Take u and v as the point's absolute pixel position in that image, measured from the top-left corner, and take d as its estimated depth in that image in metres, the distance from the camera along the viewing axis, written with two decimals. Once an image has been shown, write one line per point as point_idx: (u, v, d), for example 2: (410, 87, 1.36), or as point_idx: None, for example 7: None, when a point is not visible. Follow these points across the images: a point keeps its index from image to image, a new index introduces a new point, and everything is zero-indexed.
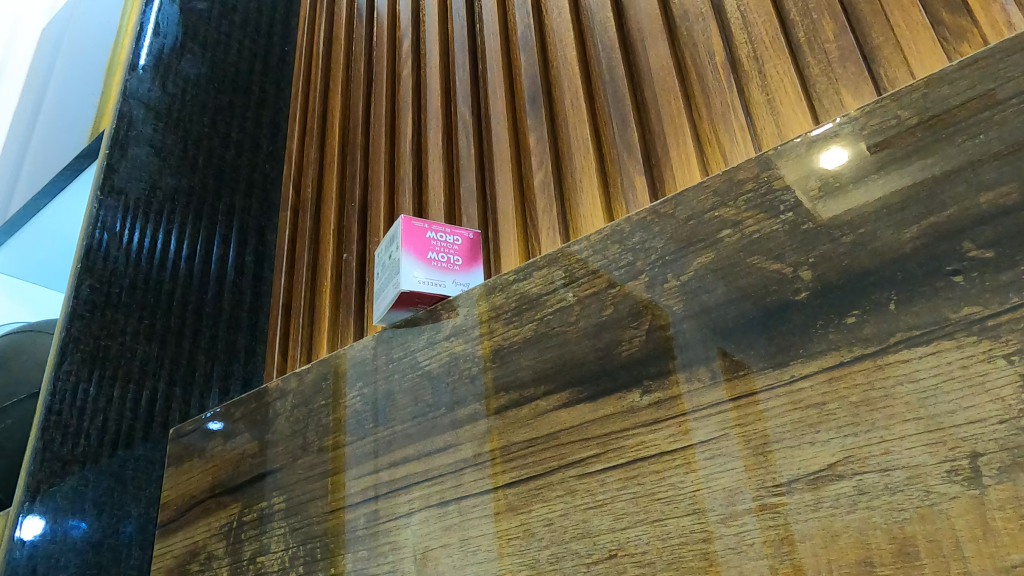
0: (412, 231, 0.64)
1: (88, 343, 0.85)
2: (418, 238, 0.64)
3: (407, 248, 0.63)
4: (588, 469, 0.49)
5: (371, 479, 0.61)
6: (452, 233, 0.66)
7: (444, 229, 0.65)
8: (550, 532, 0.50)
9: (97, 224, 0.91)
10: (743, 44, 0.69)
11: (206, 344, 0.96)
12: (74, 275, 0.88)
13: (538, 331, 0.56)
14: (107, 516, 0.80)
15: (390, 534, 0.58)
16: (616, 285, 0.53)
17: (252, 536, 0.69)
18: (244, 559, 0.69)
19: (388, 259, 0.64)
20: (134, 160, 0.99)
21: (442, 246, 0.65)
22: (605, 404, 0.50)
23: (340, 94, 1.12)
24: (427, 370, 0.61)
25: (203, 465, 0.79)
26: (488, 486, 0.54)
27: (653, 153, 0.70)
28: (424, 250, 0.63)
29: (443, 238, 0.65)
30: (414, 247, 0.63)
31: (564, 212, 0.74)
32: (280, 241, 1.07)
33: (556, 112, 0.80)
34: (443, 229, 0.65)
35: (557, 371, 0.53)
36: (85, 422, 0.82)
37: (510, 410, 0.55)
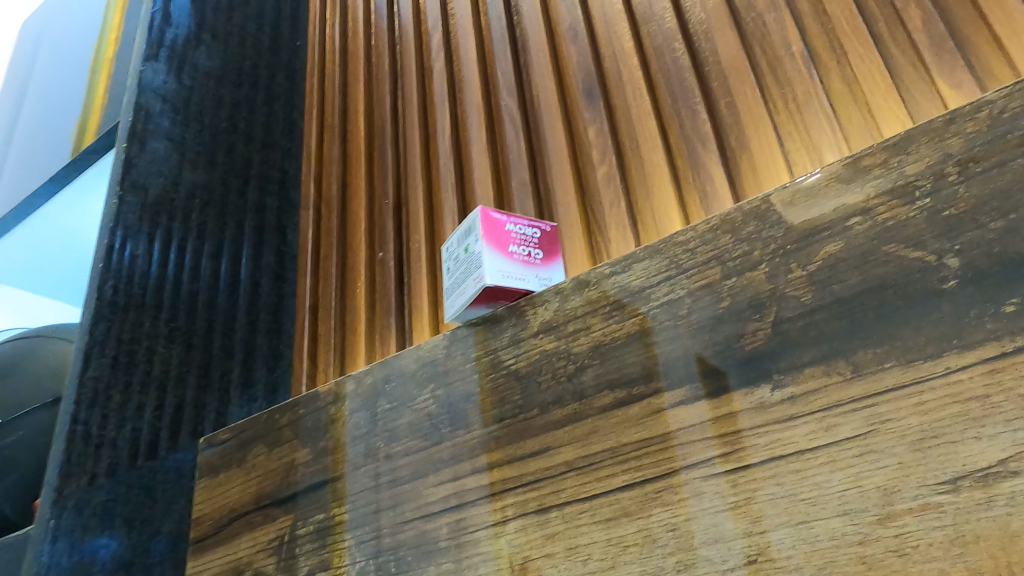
0: (492, 223, 0.60)
1: (112, 347, 0.79)
2: (498, 229, 0.60)
3: (489, 239, 0.59)
4: (716, 469, 0.47)
5: (451, 486, 0.57)
6: (530, 225, 0.62)
7: (523, 222, 0.62)
8: (676, 538, 0.47)
9: (118, 222, 0.86)
10: (821, 34, 0.68)
11: (234, 348, 0.90)
12: (96, 275, 0.82)
13: (642, 327, 0.53)
14: (138, 532, 0.75)
15: (480, 545, 0.54)
16: (733, 276, 0.51)
17: (310, 550, 0.64)
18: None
19: (467, 252, 0.61)
20: (153, 155, 0.93)
21: (522, 239, 0.61)
22: (731, 400, 0.48)
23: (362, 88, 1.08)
24: (513, 369, 0.57)
25: (243, 476, 0.73)
26: (596, 491, 0.50)
27: (728, 143, 0.68)
28: (506, 242, 0.60)
29: (522, 230, 0.62)
30: (495, 240, 0.59)
31: (632, 206, 0.71)
32: (303, 241, 1.02)
33: (613, 106, 0.78)
34: (522, 222, 0.62)
35: (671, 367, 0.51)
36: (112, 431, 0.77)
37: (616, 410, 0.51)
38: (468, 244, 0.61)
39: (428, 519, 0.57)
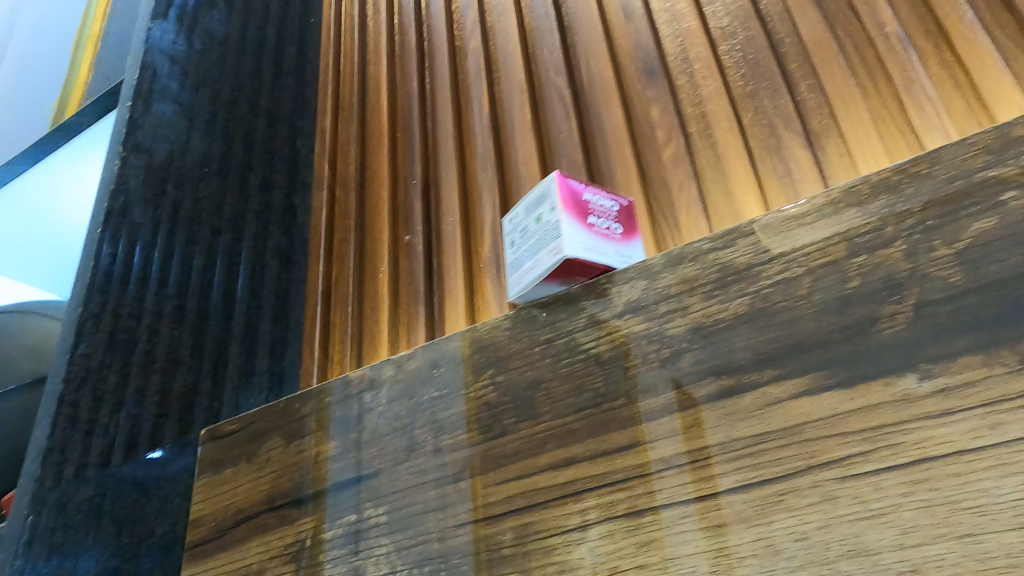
0: (570, 192, 0.54)
1: (108, 321, 0.71)
2: (576, 197, 0.54)
3: (567, 206, 0.53)
4: (852, 470, 0.40)
5: (478, 482, 0.51)
6: (608, 197, 0.56)
7: (601, 192, 0.55)
8: (805, 550, 0.40)
9: (120, 186, 0.77)
10: (918, 19, 0.64)
11: (239, 332, 0.80)
12: (93, 240, 0.75)
13: (753, 308, 0.47)
14: (127, 534, 0.64)
15: (557, 553, 0.47)
16: (860, 255, 0.45)
17: (336, 556, 0.55)
18: None
19: (538, 221, 0.54)
20: (160, 118, 0.85)
21: (602, 210, 0.55)
22: (867, 390, 0.42)
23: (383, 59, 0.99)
24: (593, 353, 0.51)
25: (254, 472, 0.63)
26: (702, 494, 0.44)
27: (811, 127, 0.64)
28: (584, 211, 0.53)
29: (601, 201, 0.55)
30: (575, 209, 0.53)
31: (704, 190, 0.66)
32: (313, 225, 0.91)
33: (677, 87, 0.73)
34: (600, 192, 0.55)
35: (791, 352, 0.45)
36: (104, 416, 0.67)
37: (724, 400, 0.45)
38: (541, 212, 0.54)
39: (489, 523, 0.50)
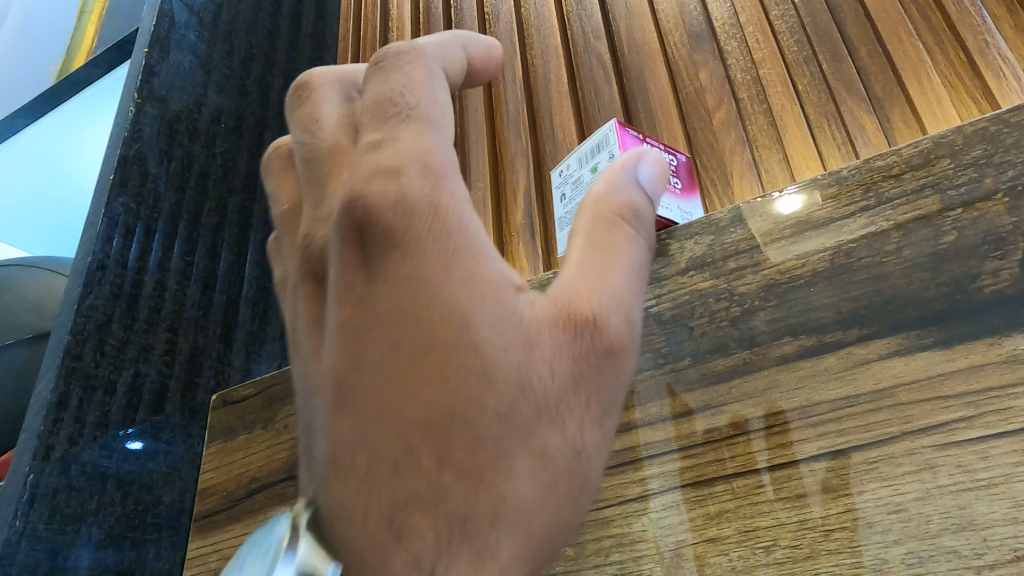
0: (628, 141, 0.50)
1: (118, 274, 0.65)
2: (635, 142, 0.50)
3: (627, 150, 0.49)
4: (953, 437, 0.36)
5: None
6: (666, 151, 0.53)
7: (657, 143, 0.53)
8: (900, 524, 0.36)
9: (134, 133, 0.71)
10: None
11: (251, 298, 0.76)
12: (106, 190, 0.68)
13: (836, 263, 0.43)
14: (132, 502, 0.61)
15: (613, 526, 0.43)
16: (956, 208, 0.41)
17: None
18: None
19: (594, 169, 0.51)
20: (177, 68, 0.79)
21: None
22: (968, 350, 0.38)
23: (406, 24, 0.94)
24: (655, 313, 0.47)
25: (270, 440, 0.58)
26: (781, 462, 0.40)
27: (874, 92, 0.60)
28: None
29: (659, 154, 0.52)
30: None
31: (757, 156, 0.62)
32: None
33: (725, 52, 0.69)
34: (657, 145, 0.53)
35: (879, 311, 0.41)
36: (112, 375, 0.62)
37: (806, 360, 0.41)
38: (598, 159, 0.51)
39: None
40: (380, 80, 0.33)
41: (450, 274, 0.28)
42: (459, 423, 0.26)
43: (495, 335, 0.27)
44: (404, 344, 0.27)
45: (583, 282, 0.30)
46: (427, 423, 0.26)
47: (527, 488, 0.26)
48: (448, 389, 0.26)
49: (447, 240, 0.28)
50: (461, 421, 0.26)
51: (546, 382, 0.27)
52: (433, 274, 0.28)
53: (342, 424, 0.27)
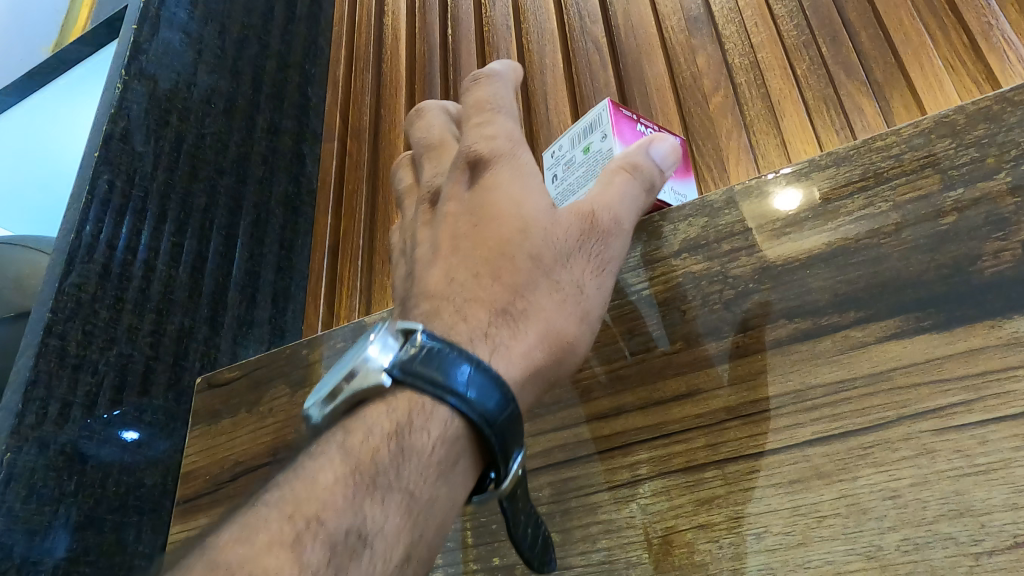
0: (621, 120, 0.49)
1: (102, 253, 0.64)
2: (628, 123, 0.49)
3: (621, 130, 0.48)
4: (952, 421, 0.35)
5: None
6: (661, 133, 0.52)
7: (652, 126, 0.51)
8: (896, 510, 0.35)
9: (121, 111, 0.70)
10: None
11: (240, 282, 0.75)
12: (90, 166, 0.66)
13: (832, 246, 0.42)
14: (113, 484, 0.60)
15: (601, 511, 0.42)
16: (956, 188, 0.40)
17: None
18: None
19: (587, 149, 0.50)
20: (166, 47, 0.78)
21: None
22: (968, 333, 0.37)
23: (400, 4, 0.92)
24: (647, 295, 0.46)
25: (254, 424, 0.57)
26: (774, 447, 0.38)
27: (874, 76, 0.59)
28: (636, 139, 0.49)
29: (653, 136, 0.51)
30: (627, 137, 0.48)
31: (754, 141, 0.61)
32: (322, 176, 0.85)
33: (723, 36, 0.68)
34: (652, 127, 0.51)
35: (876, 294, 0.40)
36: (94, 354, 0.61)
37: (801, 343, 0.40)
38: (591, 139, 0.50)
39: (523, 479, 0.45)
40: (477, 90, 0.49)
41: (516, 198, 0.42)
42: (511, 290, 0.39)
43: (537, 235, 0.41)
44: (480, 240, 0.41)
45: (599, 192, 0.44)
46: (497, 288, 0.39)
47: (540, 345, 0.38)
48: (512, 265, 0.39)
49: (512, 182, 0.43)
50: (512, 288, 0.39)
51: (565, 271, 0.40)
52: (510, 195, 0.42)
53: (438, 262, 0.42)
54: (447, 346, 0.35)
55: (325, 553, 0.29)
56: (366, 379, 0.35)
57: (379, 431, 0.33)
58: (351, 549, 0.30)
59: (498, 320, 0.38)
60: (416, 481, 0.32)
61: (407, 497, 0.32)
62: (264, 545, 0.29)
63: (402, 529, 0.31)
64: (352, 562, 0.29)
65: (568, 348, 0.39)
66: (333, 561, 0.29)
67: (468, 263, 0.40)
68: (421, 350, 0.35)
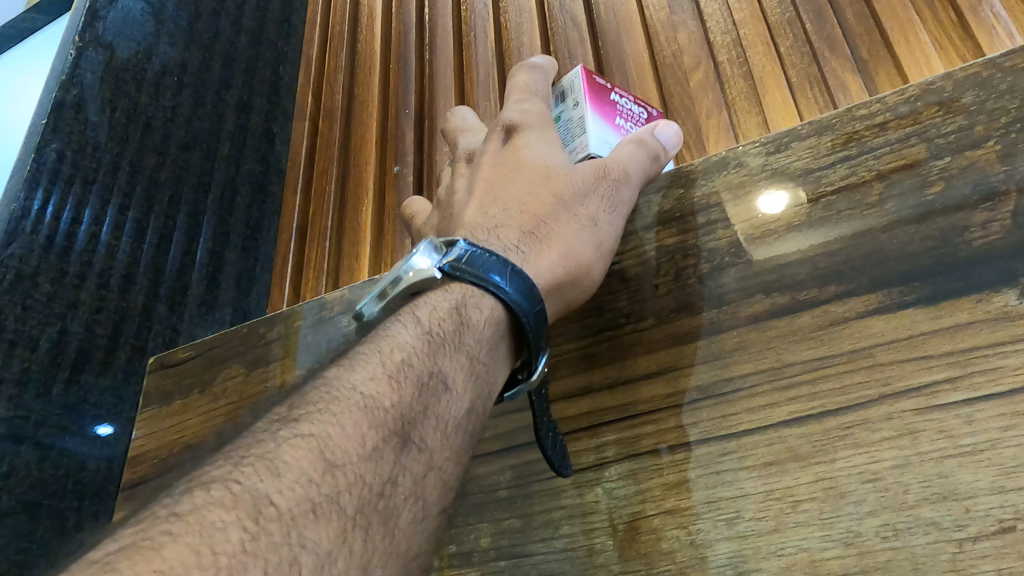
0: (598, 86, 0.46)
1: (47, 224, 0.61)
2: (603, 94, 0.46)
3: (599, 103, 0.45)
4: (937, 400, 0.33)
5: None
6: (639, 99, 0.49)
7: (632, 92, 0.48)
8: (876, 494, 0.33)
9: (72, 78, 0.67)
10: None
11: (202, 262, 0.73)
12: (37, 134, 0.64)
13: (812, 218, 0.40)
14: (53, 467, 0.58)
15: (565, 496, 0.39)
16: (943, 157, 0.38)
17: None
18: None
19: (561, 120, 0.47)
20: (125, 15, 0.75)
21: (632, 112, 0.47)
22: (954, 308, 0.34)
23: None
24: (619, 270, 0.44)
25: (206, 406, 0.54)
26: (748, 428, 0.36)
27: (859, 53, 0.57)
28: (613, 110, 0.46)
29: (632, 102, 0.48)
30: (604, 106, 0.46)
31: (735, 119, 0.58)
32: (292, 155, 0.82)
33: (705, 12, 0.65)
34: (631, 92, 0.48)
35: (856, 268, 0.37)
36: (36, 329, 0.59)
37: (778, 319, 0.38)
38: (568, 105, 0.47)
39: (483, 462, 0.43)
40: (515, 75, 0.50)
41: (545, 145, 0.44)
42: (534, 217, 0.41)
43: (559, 178, 0.42)
44: (512, 179, 0.43)
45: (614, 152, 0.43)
46: (525, 216, 0.41)
47: (563, 269, 0.39)
48: (539, 200, 0.41)
49: (542, 137, 0.44)
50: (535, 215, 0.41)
51: (585, 204, 0.42)
52: (542, 145, 0.44)
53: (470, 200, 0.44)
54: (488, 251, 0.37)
55: (415, 388, 0.31)
56: (417, 277, 0.37)
57: (444, 306, 0.35)
58: (434, 389, 0.32)
59: (528, 243, 0.40)
60: (477, 348, 0.35)
61: (474, 357, 0.34)
62: (369, 376, 0.31)
63: (469, 385, 0.34)
64: (436, 399, 0.32)
65: (585, 270, 0.40)
66: (422, 397, 0.32)
67: (497, 196, 0.43)
68: (467, 252, 0.36)
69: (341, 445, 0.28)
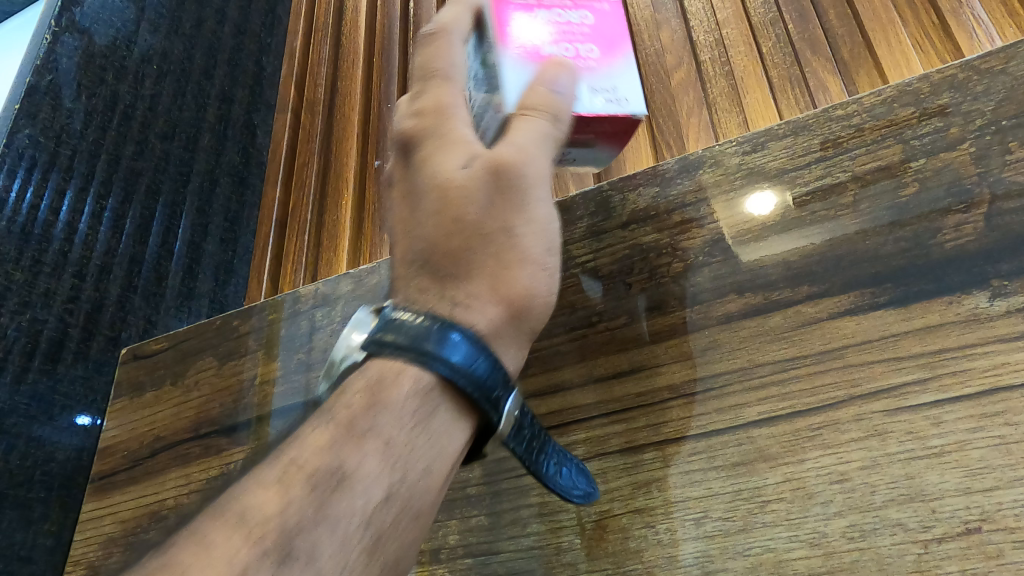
0: (511, 14, 0.39)
1: (20, 212, 0.60)
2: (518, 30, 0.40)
3: (514, 43, 0.39)
4: (906, 401, 0.33)
5: None
6: (576, 10, 0.41)
7: (559, 10, 0.40)
8: (844, 494, 0.32)
9: (48, 63, 0.66)
10: None
11: (180, 253, 0.72)
12: (10, 119, 0.63)
13: (787, 217, 0.39)
14: (21, 458, 0.57)
15: (534, 494, 0.39)
16: (919, 159, 0.38)
17: None
18: None
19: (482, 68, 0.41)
20: (105, 1, 0.74)
21: (564, 35, 0.40)
22: (926, 309, 0.34)
23: None
24: (592, 267, 0.43)
25: (178, 398, 0.54)
26: (717, 427, 0.36)
27: (840, 54, 0.57)
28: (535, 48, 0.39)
29: (564, 21, 0.40)
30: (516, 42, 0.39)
31: (716, 118, 0.58)
32: (273, 147, 0.81)
33: (688, 11, 0.65)
34: (563, 8, 0.40)
35: (829, 268, 0.37)
36: (7, 318, 0.58)
37: (749, 319, 0.37)
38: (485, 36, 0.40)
39: None
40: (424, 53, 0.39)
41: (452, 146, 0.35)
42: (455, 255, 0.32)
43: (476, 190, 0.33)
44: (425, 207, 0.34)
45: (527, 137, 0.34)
46: (445, 243, 0.33)
47: (495, 305, 0.32)
48: (459, 221, 0.33)
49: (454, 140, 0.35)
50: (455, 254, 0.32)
51: (519, 218, 0.33)
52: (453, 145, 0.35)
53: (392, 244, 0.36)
54: (412, 310, 0.31)
55: (308, 488, 0.26)
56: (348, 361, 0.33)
57: (355, 388, 0.30)
58: (334, 485, 0.27)
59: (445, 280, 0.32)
60: (393, 428, 0.29)
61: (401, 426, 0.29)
62: (257, 486, 0.27)
63: (385, 474, 0.28)
64: (336, 499, 0.26)
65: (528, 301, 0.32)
66: (316, 497, 0.26)
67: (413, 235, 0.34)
68: (410, 340, 0.30)
69: (210, 565, 0.24)
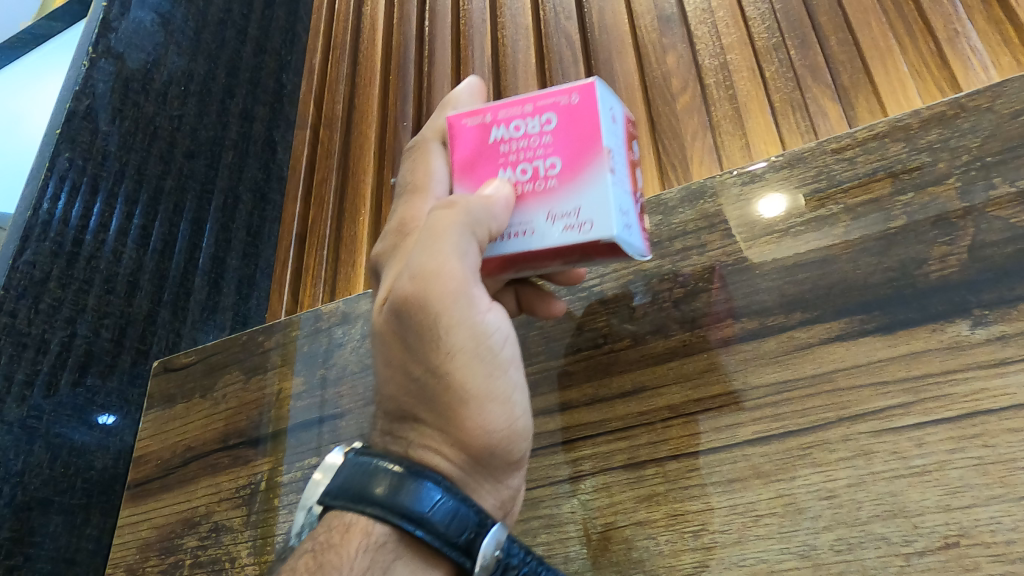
0: (470, 148, 0.39)
1: (61, 233, 0.63)
2: (468, 146, 0.39)
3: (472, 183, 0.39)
4: (891, 423, 0.35)
5: None
6: (537, 115, 0.38)
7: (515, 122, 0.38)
8: (832, 510, 0.35)
9: (86, 88, 0.69)
10: None
11: (206, 268, 0.75)
12: (51, 143, 0.65)
13: (782, 246, 0.42)
14: (62, 465, 0.60)
15: (544, 506, 0.42)
16: (908, 192, 0.40)
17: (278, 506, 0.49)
18: (259, 538, 0.48)
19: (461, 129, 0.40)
20: (137, 26, 0.77)
21: (522, 149, 0.38)
22: (911, 336, 0.37)
23: None
24: (599, 291, 0.46)
25: (208, 410, 0.57)
26: (715, 445, 0.38)
27: (840, 79, 0.58)
28: (497, 170, 0.38)
29: (523, 132, 0.38)
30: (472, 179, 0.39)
31: (719, 142, 0.61)
32: (294, 163, 0.84)
33: (695, 35, 0.67)
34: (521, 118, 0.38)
35: (821, 295, 0.40)
36: (48, 333, 0.61)
37: (746, 343, 0.40)
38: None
39: None
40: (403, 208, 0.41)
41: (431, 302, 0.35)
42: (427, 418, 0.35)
43: (430, 356, 0.35)
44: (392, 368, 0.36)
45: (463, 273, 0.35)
46: (412, 397, 0.36)
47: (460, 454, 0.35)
48: (423, 384, 0.35)
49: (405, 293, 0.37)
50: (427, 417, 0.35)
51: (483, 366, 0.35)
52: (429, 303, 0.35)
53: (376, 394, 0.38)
54: (377, 460, 0.34)
55: None
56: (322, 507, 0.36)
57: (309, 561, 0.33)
58: None
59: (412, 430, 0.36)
60: None
61: None
62: None
63: None
64: None
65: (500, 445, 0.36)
66: None
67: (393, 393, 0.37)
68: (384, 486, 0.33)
69: None
